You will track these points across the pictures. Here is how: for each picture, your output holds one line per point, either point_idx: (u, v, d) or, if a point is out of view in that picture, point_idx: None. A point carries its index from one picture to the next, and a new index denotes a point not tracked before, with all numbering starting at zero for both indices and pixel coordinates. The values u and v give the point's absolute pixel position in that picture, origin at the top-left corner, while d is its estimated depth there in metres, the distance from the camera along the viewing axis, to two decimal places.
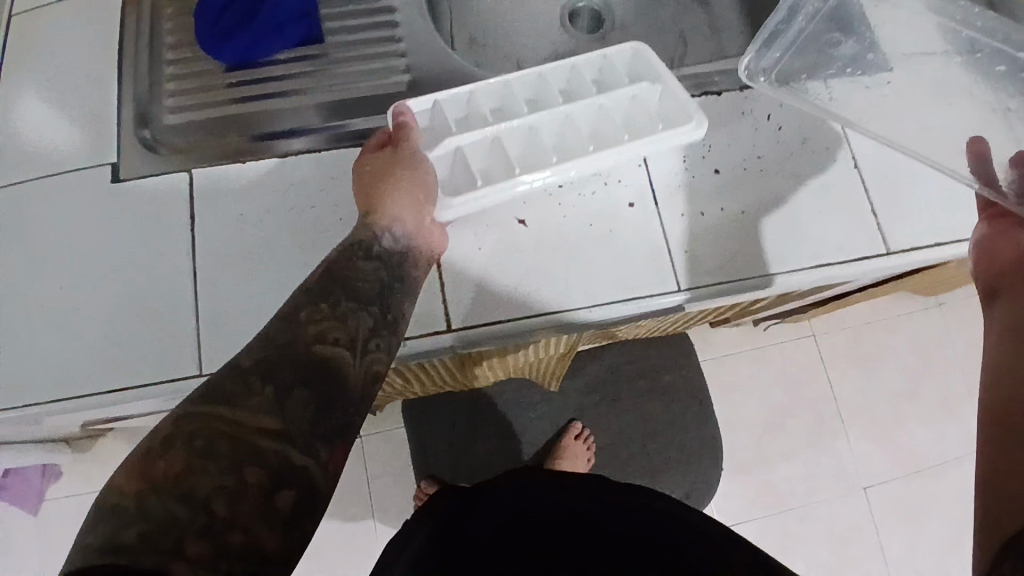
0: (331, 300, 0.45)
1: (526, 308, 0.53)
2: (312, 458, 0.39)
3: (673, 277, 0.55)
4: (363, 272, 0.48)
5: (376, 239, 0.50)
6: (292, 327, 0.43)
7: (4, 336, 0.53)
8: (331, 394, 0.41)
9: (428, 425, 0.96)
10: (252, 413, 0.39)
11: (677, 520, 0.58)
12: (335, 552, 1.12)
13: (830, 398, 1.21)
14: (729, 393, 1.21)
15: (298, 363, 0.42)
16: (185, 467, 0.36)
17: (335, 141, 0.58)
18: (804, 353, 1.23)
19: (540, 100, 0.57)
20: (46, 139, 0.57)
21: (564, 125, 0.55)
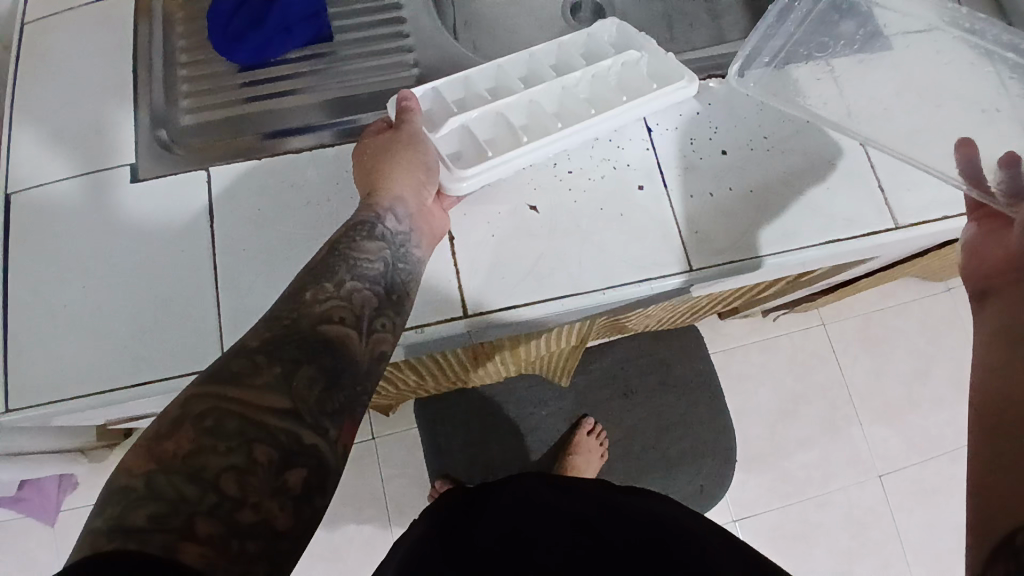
0: (335, 281, 0.46)
1: (541, 291, 0.54)
2: (320, 436, 0.40)
3: (686, 257, 0.55)
4: (368, 252, 0.49)
5: (378, 221, 0.50)
6: (299, 304, 0.44)
7: (28, 337, 0.54)
8: (338, 371, 0.43)
9: (445, 423, 1.08)
10: (261, 391, 0.39)
11: (675, 524, 0.64)
12: (355, 550, 1.14)
13: (843, 384, 1.25)
14: (741, 384, 1.25)
15: (306, 340, 0.43)
16: (195, 446, 0.37)
17: (346, 135, 0.59)
18: (814, 341, 1.27)
19: (533, 77, 0.58)
20: (64, 141, 0.59)
21: (562, 97, 0.57)
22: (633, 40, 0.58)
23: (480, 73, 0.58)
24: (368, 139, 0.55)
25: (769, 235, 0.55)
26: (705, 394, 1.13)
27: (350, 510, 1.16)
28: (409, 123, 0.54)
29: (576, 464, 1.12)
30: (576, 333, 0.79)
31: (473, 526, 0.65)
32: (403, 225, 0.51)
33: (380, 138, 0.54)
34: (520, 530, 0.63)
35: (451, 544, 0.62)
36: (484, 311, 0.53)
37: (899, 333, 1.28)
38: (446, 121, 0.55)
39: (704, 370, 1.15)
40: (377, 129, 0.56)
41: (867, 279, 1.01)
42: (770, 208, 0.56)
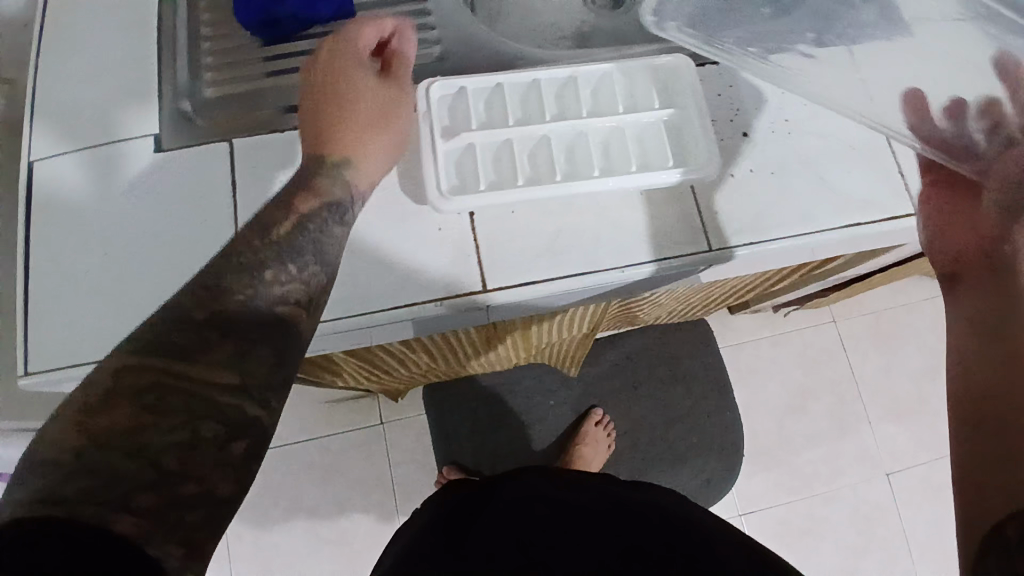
0: (298, 259, 0.47)
1: (560, 270, 0.54)
2: (266, 410, 0.42)
3: (705, 235, 0.55)
4: (328, 228, 0.49)
5: (350, 200, 0.51)
6: (256, 282, 0.45)
7: (48, 303, 0.55)
8: (289, 352, 0.44)
9: (452, 412, 1.09)
10: (209, 368, 0.40)
11: (684, 517, 0.64)
12: (361, 534, 1.15)
13: (852, 380, 1.25)
14: (750, 379, 1.24)
15: (258, 319, 0.44)
16: (135, 421, 0.38)
17: None
18: (824, 337, 1.26)
19: (560, 98, 0.56)
20: (88, 111, 0.60)
21: (577, 139, 0.54)
22: (676, 95, 0.56)
23: (512, 78, 0.56)
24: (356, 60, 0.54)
25: (773, 224, 0.55)
26: (714, 387, 1.14)
27: (357, 495, 1.16)
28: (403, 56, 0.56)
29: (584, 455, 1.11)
30: (589, 320, 0.80)
31: (478, 512, 0.67)
32: (361, 199, 0.52)
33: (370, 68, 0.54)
34: (524, 516, 0.64)
35: (456, 528, 0.64)
36: (500, 288, 0.53)
37: (910, 331, 1.28)
38: (461, 135, 0.53)
39: (714, 364, 1.16)
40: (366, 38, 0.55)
41: (880, 276, 1.01)
42: (790, 186, 0.56)
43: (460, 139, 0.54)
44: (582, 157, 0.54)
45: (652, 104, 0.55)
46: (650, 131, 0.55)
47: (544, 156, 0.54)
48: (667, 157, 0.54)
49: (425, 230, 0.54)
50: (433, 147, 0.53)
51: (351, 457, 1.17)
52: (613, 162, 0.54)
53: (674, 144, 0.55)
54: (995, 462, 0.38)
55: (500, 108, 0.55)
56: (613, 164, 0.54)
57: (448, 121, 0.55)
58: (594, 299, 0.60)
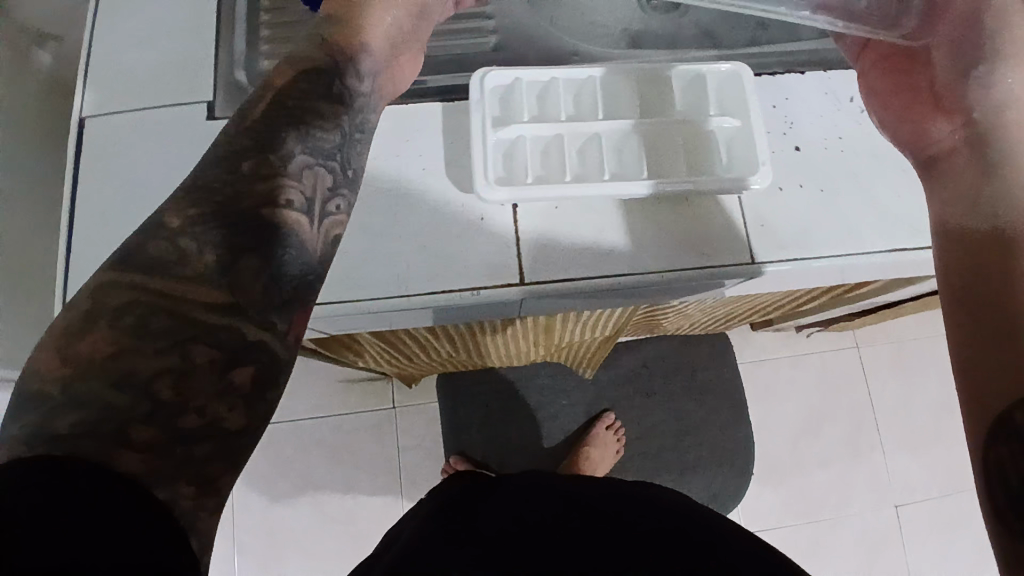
0: (285, 152, 0.42)
1: (598, 270, 0.54)
2: (269, 330, 0.39)
3: (749, 247, 0.54)
4: (322, 118, 0.45)
5: (347, 77, 0.48)
6: (235, 178, 0.41)
7: (90, 258, 0.55)
8: (285, 260, 0.40)
9: (465, 402, 1.10)
10: (190, 286, 0.38)
11: (695, 515, 0.64)
12: (364, 515, 1.16)
13: (869, 409, 1.23)
14: (766, 398, 1.23)
15: (239, 217, 0.40)
16: (115, 347, 0.36)
17: (419, 95, 0.58)
18: (845, 362, 1.25)
19: (613, 99, 0.56)
20: (145, 73, 0.60)
21: (628, 142, 0.54)
22: (731, 103, 0.55)
23: (568, 74, 0.56)
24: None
25: (815, 244, 0.54)
26: (729, 402, 1.13)
27: (364, 476, 1.17)
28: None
29: (592, 457, 1.08)
30: (614, 323, 0.79)
31: (484, 500, 0.67)
32: (368, 87, 0.49)
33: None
34: (531, 507, 0.64)
35: (461, 513, 0.65)
36: (537, 282, 0.53)
37: (933, 365, 1.26)
38: (512, 126, 0.53)
39: (731, 379, 1.15)
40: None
41: (910, 305, 0.99)
42: (837, 205, 0.55)
43: (512, 130, 0.54)
44: (629, 162, 0.54)
45: (705, 112, 0.55)
46: (702, 140, 0.55)
47: (593, 154, 0.54)
48: (718, 165, 0.54)
49: (467, 218, 0.54)
50: (484, 136, 0.53)
51: (361, 438, 1.18)
52: (662, 170, 0.54)
53: (728, 153, 0.55)
54: (990, 341, 0.39)
55: (553, 103, 0.55)
56: (660, 171, 0.54)
57: (500, 112, 0.55)
58: (627, 301, 0.59)
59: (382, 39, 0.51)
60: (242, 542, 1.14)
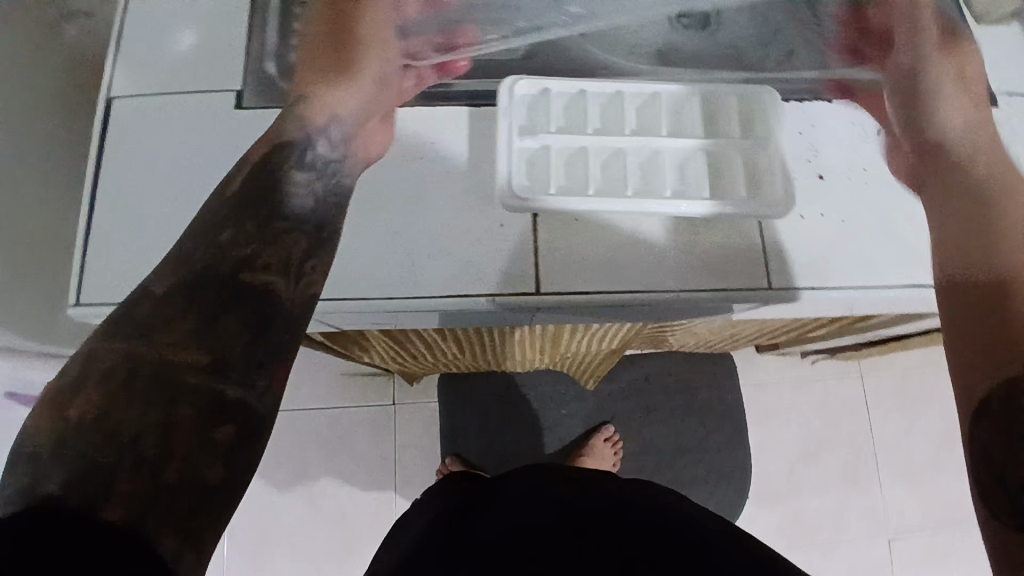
0: (259, 221, 0.47)
1: (616, 283, 0.54)
2: (247, 386, 0.42)
3: (767, 273, 0.54)
4: (295, 192, 0.49)
5: (320, 142, 0.52)
6: (216, 246, 0.45)
7: (108, 238, 0.56)
8: (263, 320, 0.44)
9: (465, 404, 1.11)
10: (172, 347, 0.41)
11: (707, 524, 0.63)
12: (357, 509, 1.16)
13: (869, 438, 1.22)
14: (767, 421, 1.22)
15: (218, 283, 0.44)
16: (104, 406, 0.39)
17: (446, 99, 0.59)
18: (847, 390, 1.24)
19: (639, 115, 0.56)
20: (174, 58, 0.61)
21: (651, 158, 0.54)
22: (758, 128, 0.55)
23: (596, 87, 0.56)
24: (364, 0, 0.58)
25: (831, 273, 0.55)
26: (728, 422, 1.13)
27: (359, 470, 1.17)
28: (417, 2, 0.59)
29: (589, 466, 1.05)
30: (623, 337, 0.80)
31: (480, 508, 0.66)
32: (341, 155, 0.53)
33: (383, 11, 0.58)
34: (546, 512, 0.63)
35: (457, 522, 0.64)
36: (553, 292, 0.54)
37: (937, 400, 1.25)
38: (538, 136, 0.54)
39: (732, 401, 1.15)
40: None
41: (920, 339, 0.98)
42: (856, 237, 0.55)
43: (539, 140, 0.54)
44: (651, 178, 0.54)
45: (732, 133, 0.55)
46: (727, 161, 0.55)
47: (615, 169, 0.54)
48: (740, 189, 0.54)
49: (486, 224, 0.55)
50: (509, 143, 0.54)
51: (359, 432, 1.18)
52: (683, 189, 0.54)
53: (751, 176, 0.55)
54: (990, 325, 0.44)
55: (579, 112, 0.55)
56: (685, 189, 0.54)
57: (526, 120, 0.56)
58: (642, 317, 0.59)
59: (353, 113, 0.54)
60: (234, 526, 1.14)
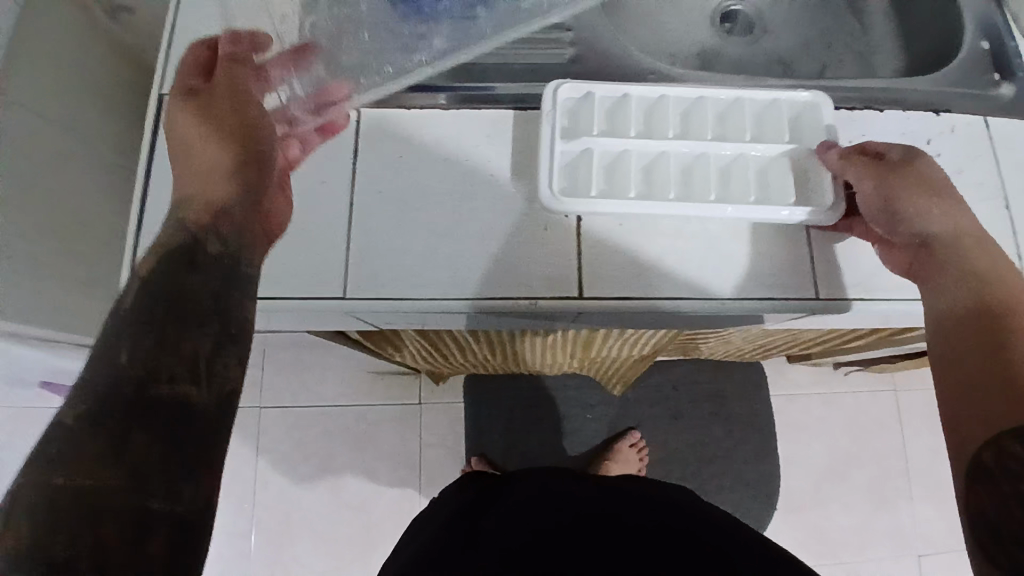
0: (156, 331, 0.40)
1: (660, 288, 0.54)
2: (174, 500, 0.36)
3: (813, 283, 0.55)
4: (194, 290, 0.43)
5: (201, 228, 0.46)
6: (120, 357, 0.39)
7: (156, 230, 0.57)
8: (177, 431, 0.38)
9: (491, 404, 1.12)
10: (77, 476, 0.34)
11: (730, 525, 0.63)
12: (380, 506, 1.17)
13: (900, 454, 1.20)
14: (795, 433, 1.20)
15: (119, 404, 0.37)
16: (15, 551, 0.32)
17: (493, 102, 0.59)
18: (880, 405, 1.22)
19: (686, 120, 0.56)
20: None
21: (697, 162, 0.54)
22: (806, 134, 0.56)
23: (641, 91, 0.56)
24: (225, 70, 0.51)
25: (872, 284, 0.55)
26: (757, 430, 1.13)
27: (383, 468, 1.18)
28: (287, 72, 0.56)
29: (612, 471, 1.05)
30: (657, 343, 0.80)
31: (495, 503, 0.68)
32: (235, 231, 0.47)
33: (253, 80, 0.52)
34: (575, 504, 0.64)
35: (470, 519, 0.66)
36: (595, 297, 0.54)
37: None
38: (583, 139, 0.54)
39: (758, 412, 1.15)
40: (223, 41, 0.53)
41: None
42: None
43: (582, 143, 0.54)
44: (696, 183, 0.54)
45: (781, 138, 0.55)
46: (774, 166, 0.54)
47: (658, 174, 0.54)
48: (790, 193, 0.54)
49: (531, 225, 0.55)
50: (553, 148, 0.54)
51: (384, 430, 1.19)
52: (728, 193, 0.54)
53: (800, 181, 0.54)
54: (985, 380, 0.44)
55: (623, 117, 0.55)
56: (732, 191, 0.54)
57: (569, 123, 0.55)
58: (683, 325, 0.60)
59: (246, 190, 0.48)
60: (258, 518, 1.15)
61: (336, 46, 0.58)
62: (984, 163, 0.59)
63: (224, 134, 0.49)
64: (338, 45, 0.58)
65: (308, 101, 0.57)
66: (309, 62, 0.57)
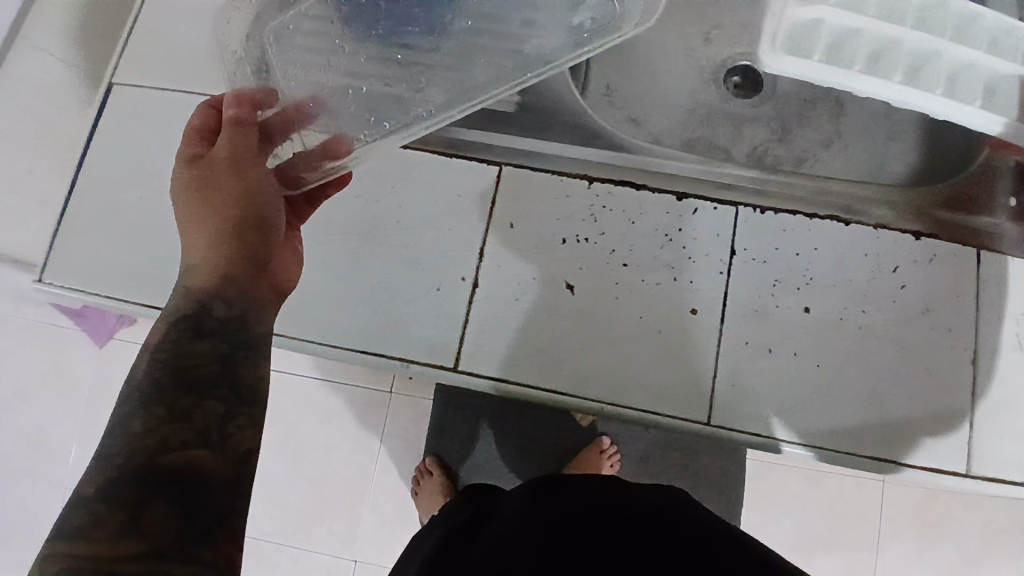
0: (167, 402, 0.49)
1: (579, 373, 0.79)
2: (195, 563, 0.44)
3: (713, 394, 0.77)
4: (200, 357, 0.53)
5: (211, 305, 0.55)
6: (128, 435, 0.46)
7: None
8: (196, 497, 0.46)
9: (455, 410, 1.14)
10: (106, 544, 0.42)
11: (713, 526, 0.68)
12: (335, 488, 1.18)
13: (872, 550, 1.12)
14: (763, 505, 1.14)
15: (145, 478, 0.45)
16: None
17: (495, 153, 0.85)
18: (862, 493, 1.13)
19: (935, 10, 0.70)
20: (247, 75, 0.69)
21: (937, 54, 0.70)
22: None
23: None
24: (226, 140, 0.59)
25: (756, 404, 0.77)
26: (721, 493, 1.10)
27: (345, 448, 1.19)
28: (293, 128, 0.67)
29: None
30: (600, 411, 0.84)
31: (486, 529, 0.71)
32: (238, 308, 0.56)
33: (249, 146, 0.60)
34: (575, 504, 0.69)
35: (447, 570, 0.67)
36: (511, 378, 0.79)
37: (960, 528, 1.12)
38: (814, 5, 0.71)
39: (730, 474, 1.11)
40: (226, 104, 0.62)
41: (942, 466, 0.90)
42: (789, 347, 0.78)
43: (811, 11, 0.72)
44: (931, 68, 0.70)
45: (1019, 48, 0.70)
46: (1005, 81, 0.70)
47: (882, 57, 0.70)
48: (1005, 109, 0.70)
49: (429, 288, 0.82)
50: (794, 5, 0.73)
51: (353, 415, 1.20)
52: (957, 91, 0.70)
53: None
54: None
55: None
56: (653, 309, 0.80)
57: None
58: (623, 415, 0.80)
59: (246, 262, 0.57)
60: None
61: (340, 98, 0.70)
62: (870, 307, 0.78)
63: (227, 211, 0.57)
64: (339, 99, 0.70)
65: (311, 157, 0.66)
66: (304, 117, 0.68)
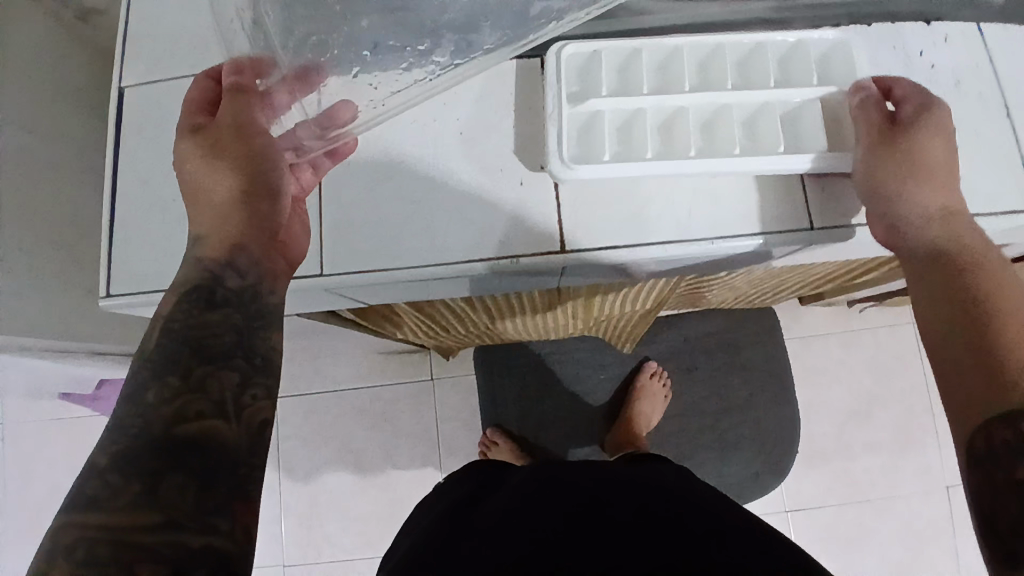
0: (181, 372, 0.49)
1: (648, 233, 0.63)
2: (211, 534, 0.44)
3: (808, 215, 0.64)
4: (215, 326, 0.52)
5: (218, 277, 0.54)
6: (144, 408, 0.47)
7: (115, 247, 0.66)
8: (211, 465, 0.46)
9: (499, 370, 1.12)
10: (127, 514, 0.42)
11: (723, 500, 0.67)
12: (404, 485, 1.20)
13: (924, 390, 1.18)
14: (812, 378, 1.20)
15: (168, 443, 0.46)
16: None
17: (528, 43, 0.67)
18: (899, 340, 1.20)
19: (701, 82, 0.63)
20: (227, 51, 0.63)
21: (726, 107, 0.62)
22: (840, 74, 0.64)
23: (652, 47, 0.64)
24: (229, 108, 0.57)
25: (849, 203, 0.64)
26: (774, 379, 1.13)
27: (403, 448, 1.21)
28: (293, 97, 0.60)
29: (641, 408, 1.11)
30: (652, 296, 0.81)
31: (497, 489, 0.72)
32: (254, 277, 0.56)
33: (253, 113, 0.58)
34: (588, 470, 0.70)
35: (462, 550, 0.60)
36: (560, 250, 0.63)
37: None
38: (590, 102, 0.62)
39: (775, 358, 1.14)
40: (227, 72, 0.60)
41: None
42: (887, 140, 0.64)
43: (590, 106, 0.62)
44: (725, 122, 0.62)
45: (806, 82, 0.63)
46: (806, 110, 0.62)
47: (676, 129, 0.62)
48: (817, 141, 0.62)
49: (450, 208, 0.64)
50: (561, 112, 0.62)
51: (403, 408, 1.22)
52: (756, 139, 0.62)
53: (832, 127, 0.62)
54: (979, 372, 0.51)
55: (658, 70, 0.63)
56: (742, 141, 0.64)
57: (578, 84, 0.64)
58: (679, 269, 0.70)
59: (258, 230, 0.57)
60: (288, 505, 1.20)
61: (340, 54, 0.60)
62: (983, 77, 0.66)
63: (230, 183, 0.56)
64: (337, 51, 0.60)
65: (318, 123, 0.60)
66: (313, 83, 0.59)
